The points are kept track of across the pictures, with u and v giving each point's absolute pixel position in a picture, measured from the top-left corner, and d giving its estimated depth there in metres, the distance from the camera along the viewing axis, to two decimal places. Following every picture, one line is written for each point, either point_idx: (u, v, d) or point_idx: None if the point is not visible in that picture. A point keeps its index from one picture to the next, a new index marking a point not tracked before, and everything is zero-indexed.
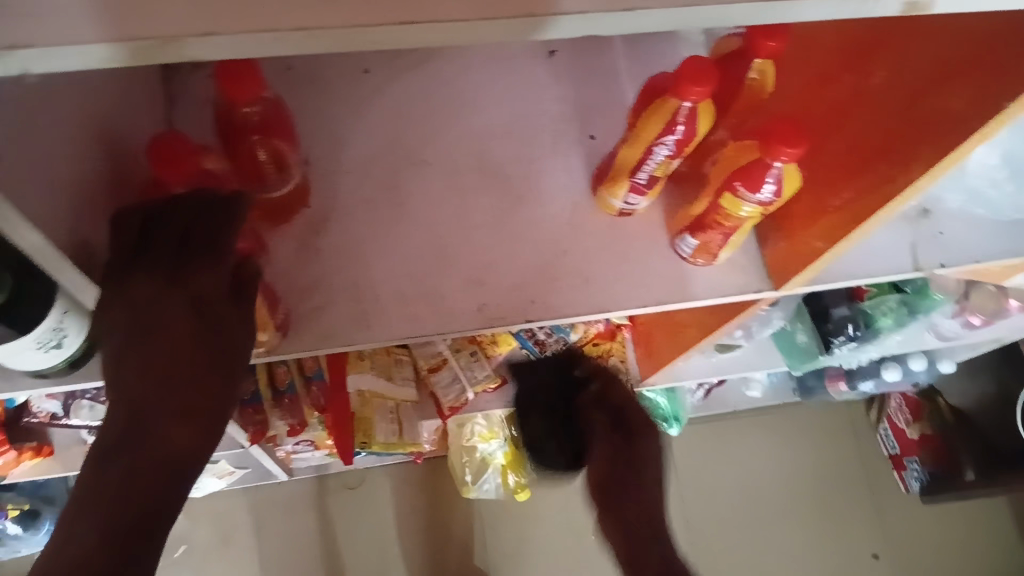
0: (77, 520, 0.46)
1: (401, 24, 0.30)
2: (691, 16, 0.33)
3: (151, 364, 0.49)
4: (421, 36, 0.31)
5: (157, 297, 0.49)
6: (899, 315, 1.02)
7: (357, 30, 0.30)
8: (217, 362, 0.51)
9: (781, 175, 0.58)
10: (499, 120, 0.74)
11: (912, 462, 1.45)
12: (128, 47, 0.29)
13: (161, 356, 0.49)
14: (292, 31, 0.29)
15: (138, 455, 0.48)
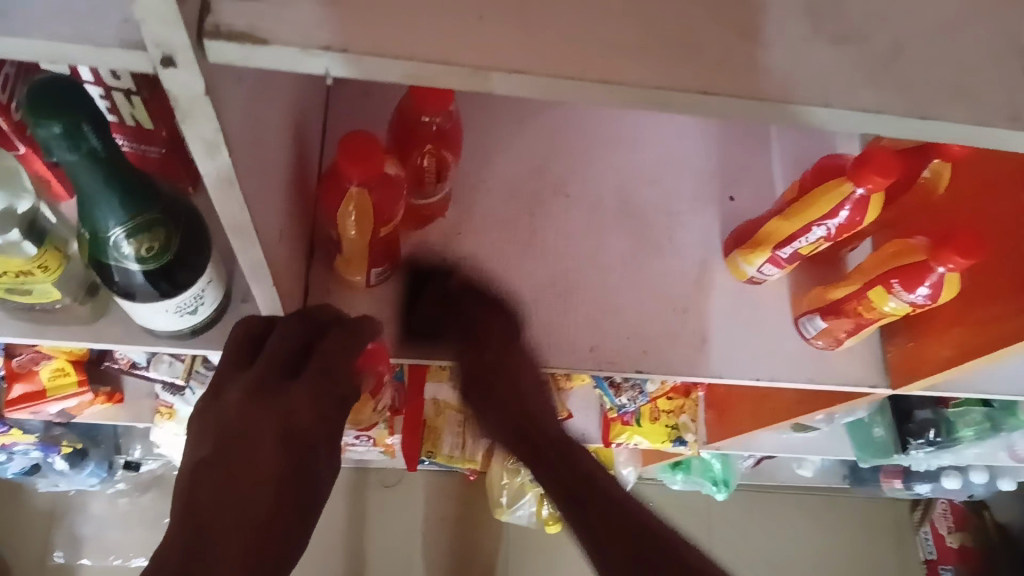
0: None
1: (698, 92, 0.30)
2: (978, 134, 0.32)
3: (224, 489, 0.48)
4: (707, 108, 0.31)
5: (249, 410, 0.51)
6: (981, 428, 0.97)
7: (651, 91, 0.30)
8: (291, 493, 0.51)
9: (941, 281, 0.57)
10: (643, 167, 0.74)
11: (946, 571, 1.42)
12: (432, 69, 0.29)
13: (241, 467, 0.49)
14: (592, 82, 0.29)
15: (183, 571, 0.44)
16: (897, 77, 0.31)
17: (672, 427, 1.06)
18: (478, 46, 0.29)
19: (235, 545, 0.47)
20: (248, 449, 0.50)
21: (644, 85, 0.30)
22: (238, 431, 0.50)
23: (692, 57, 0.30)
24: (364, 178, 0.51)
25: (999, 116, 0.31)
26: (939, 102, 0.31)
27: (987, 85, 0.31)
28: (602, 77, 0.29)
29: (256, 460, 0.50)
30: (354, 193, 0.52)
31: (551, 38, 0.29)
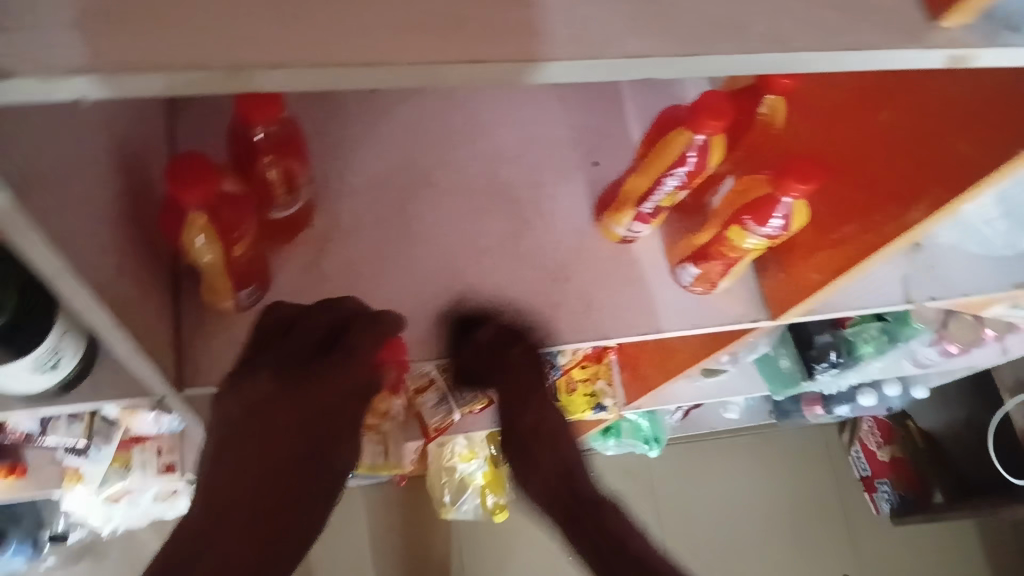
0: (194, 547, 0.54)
1: (467, 62, 0.32)
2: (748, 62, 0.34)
3: (236, 473, 0.56)
4: (475, 73, 0.33)
5: (267, 403, 0.57)
6: (880, 342, 1.04)
7: (420, 66, 0.32)
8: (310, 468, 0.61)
9: (791, 211, 0.59)
10: (504, 144, 0.73)
11: (882, 484, 1.48)
12: (195, 76, 0.31)
13: (267, 452, 0.58)
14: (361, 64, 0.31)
15: (230, 535, 0.55)
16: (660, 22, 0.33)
17: (591, 395, 1.07)
18: (245, 36, 0.31)
19: (243, 523, 0.56)
20: (262, 441, 0.57)
21: (407, 63, 0.32)
22: (251, 424, 0.57)
23: (451, 31, 0.32)
24: (200, 203, 0.49)
25: (764, 41, 0.34)
26: (703, 36, 0.33)
27: (747, 16, 0.34)
28: (369, 59, 0.31)
29: (267, 450, 0.58)
30: (196, 217, 0.50)
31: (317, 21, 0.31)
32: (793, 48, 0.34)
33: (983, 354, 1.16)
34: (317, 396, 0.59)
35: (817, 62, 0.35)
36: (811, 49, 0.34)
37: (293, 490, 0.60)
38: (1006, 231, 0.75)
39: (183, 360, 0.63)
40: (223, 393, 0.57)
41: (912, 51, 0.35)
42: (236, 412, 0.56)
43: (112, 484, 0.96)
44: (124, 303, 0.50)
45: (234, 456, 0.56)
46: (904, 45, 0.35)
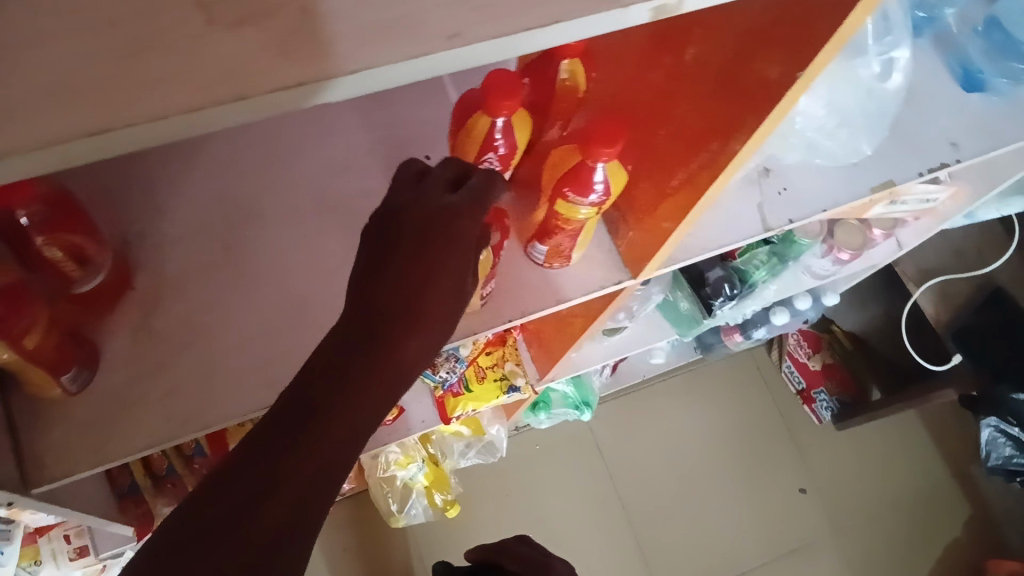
0: (304, 403, 0.40)
1: (92, 133, 0.27)
2: (434, 65, 0.30)
3: (406, 301, 0.44)
4: (125, 141, 0.29)
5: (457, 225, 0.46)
6: (772, 265, 1.03)
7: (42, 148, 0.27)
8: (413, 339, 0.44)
9: (608, 176, 0.58)
10: (326, 158, 0.70)
11: (820, 394, 1.50)
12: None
13: (402, 291, 0.44)
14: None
15: (363, 378, 0.42)
16: (304, 44, 0.29)
17: (502, 378, 1.06)
18: None
19: (393, 365, 0.43)
20: (421, 269, 0.44)
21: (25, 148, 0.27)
22: (419, 246, 0.45)
23: (74, 98, 0.27)
24: None
25: (439, 40, 0.29)
26: (368, 48, 0.29)
27: (419, 10, 0.30)
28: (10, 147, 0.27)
29: (427, 288, 0.44)
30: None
31: None
32: (464, 41, 0.30)
33: (877, 252, 1.17)
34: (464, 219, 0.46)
35: (508, 51, 0.32)
36: (483, 38, 0.30)
37: (408, 366, 0.44)
38: (845, 136, 0.74)
39: (25, 458, 0.59)
40: (372, 235, 0.46)
41: (611, 14, 0.32)
42: (416, 227, 0.45)
43: None
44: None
45: (401, 278, 0.44)
46: (599, 10, 0.31)
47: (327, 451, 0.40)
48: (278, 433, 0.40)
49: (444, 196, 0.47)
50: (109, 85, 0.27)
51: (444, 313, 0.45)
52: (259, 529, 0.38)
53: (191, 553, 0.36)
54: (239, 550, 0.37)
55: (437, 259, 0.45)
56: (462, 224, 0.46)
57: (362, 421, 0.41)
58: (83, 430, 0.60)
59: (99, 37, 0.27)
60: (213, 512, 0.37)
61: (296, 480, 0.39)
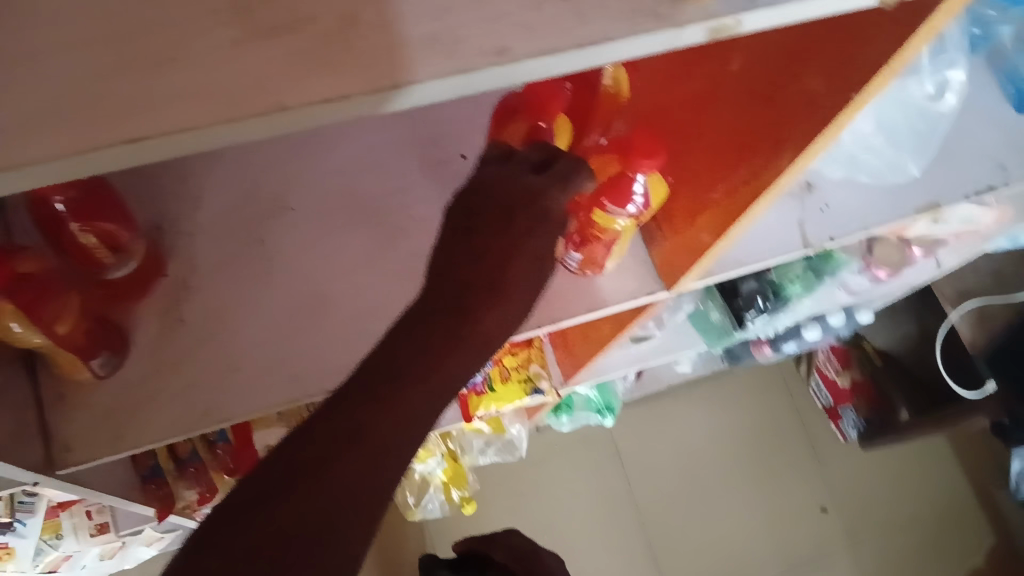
0: (390, 364, 0.40)
1: (126, 142, 0.27)
2: (478, 81, 0.29)
3: (491, 272, 0.44)
4: (156, 152, 0.28)
5: (543, 201, 0.46)
6: (807, 281, 1.01)
7: (77, 156, 0.27)
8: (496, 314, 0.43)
9: (648, 187, 0.56)
10: (358, 155, 0.70)
11: (847, 411, 1.47)
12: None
13: (485, 266, 0.44)
14: (19, 165, 0.27)
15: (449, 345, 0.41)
16: (344, 58, 0.28)
17: (527, 380, 1.05)
18: None
19: (478, 335, 0.42)
20: (505, 241, 0.45)
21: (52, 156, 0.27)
22: (504, 218, 0.45)
23: (108, 105, 0.27)
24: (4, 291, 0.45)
25: (484, 56, 0.29)
26: (408, 64, 0.28)
27: (463, 25, 0.29)
28: (44, 152, 0.27)
29: (510, 262, 0.45)
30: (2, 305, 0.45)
31: None
32: (514, 57, 0.29)
33: (917, 271, 1.14)
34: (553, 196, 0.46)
35: (555, 68, 0.31)
36: (531, 54, 0.29)
37: (492, 340, 0.43)
38: (891, 155, 0.73)
39: (49, 440, 0.60)
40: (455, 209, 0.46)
41: (665, 33, 0.31)
42: (499, 202, 0.46)
43: (46, 553, 0.94)
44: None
45: (484, 250, 0.44)
46: (650, 29, 0.30)
47: (406, 418, 0.39)
48: (358, 394, 0.39)
49: (527, 175, 0.47)
50: (147, 94, 0.27)
51: (522, 292, 0.45)
52: (338, 487, 0.36)
53: (270, 508, 0.35)
54: (319, 507, 0.36)
55: (521, 235, 0.45)
56: (546, 202, 0.46)
57: (444, 390, 0.40)
58: (104, 415, 0.61)
59: (137, 43, 0.28)
60: (294, 467, 0.37)
61: (374, 443, 0.38)
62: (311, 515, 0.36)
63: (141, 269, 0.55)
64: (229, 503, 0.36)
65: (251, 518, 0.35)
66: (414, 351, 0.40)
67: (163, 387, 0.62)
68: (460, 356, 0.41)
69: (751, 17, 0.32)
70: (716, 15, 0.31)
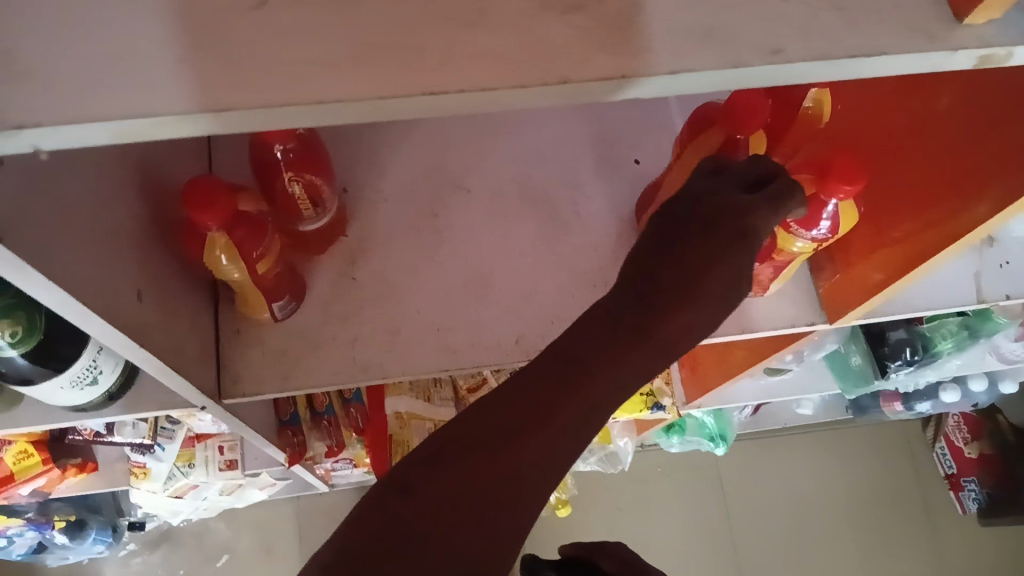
0: (575, 360, 0.43)
1: (424, 93, 0.28)
2: (747, 77, 0.30)
3: (686, 278, 0.45)
4: (435, 108, 0.30)
5: (743, 224, 0.47)
6: (959, 339, 0.96)
7: (370, 101, 0.29)
8: (684, 319, 0.44)
9: (838, 211, 0.55)
10: (537, 148, 0.72)
11: (969, 483, 1.39)
12: (145, 124, 0.29)
13: (683, 274, 0.45)
14: (312, 103, 0.29)
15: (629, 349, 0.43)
16: (629, 40, 0.29)
17: (648, 394, 1.04)
18: (211, 87, 0.29)
19: (656, 344, 0.44)
20: (704, 252, 0.45)
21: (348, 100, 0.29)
22: (705, 233, 0.46)
23: (407, 57, 0.29)
24: (220, 222, 0.49)
25: (760, 53, 0.29)
26: (682, 53, 0.29)
27: (740, 21, 0.30)
28: (349, 93, 0.28)
29: (710, 271, 0.45)
30: (216, 236, 0.50)
31: (262, 56, 0.29)
32: (786, 59, 0.29)
33: None
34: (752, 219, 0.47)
35: (819, 74, 0.31)
36: (804, 58, 0.29)
37: (670, 349, 0.45)
38: None
39: (222, 369, 0.64)
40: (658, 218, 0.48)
41: (936, 54, 0.30)
42: (703, 217, 0.47)
43: (177, 479, 0.99)
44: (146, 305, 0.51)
45: (684, 255, 0.45)
46: (925, 49, 0.30)
47: (579, 412, 0.42)
48: (541, 385, 0.43)
49: (737, 195, 0.48)
50: (440, 52, 0.29)
51: (720, 301, 0.45)
52: (515, 458, 0.41)
53: (451, 466, 0.41)
54: (496, 473, 0.41)
55: (721, 250, 0.46)
56: (748, 224, 0.47)
57: (617, 390, 0.43)
58: (274, 355, 0.65)
59: (439, 6, 0.29)
60: (478, 433, 0.42)
61: (547, 430, 0.42)
62: (489, 478, 0.41)
63: (331, 225, 0.58)
64: (421, 451, 0.42)
65: (437, 469, 0.41)
66: (597, 349, 0.43)
67: (329, 337, 0.65)
68: (636, 360, 0.43)
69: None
70: (992, 44, 0.31)
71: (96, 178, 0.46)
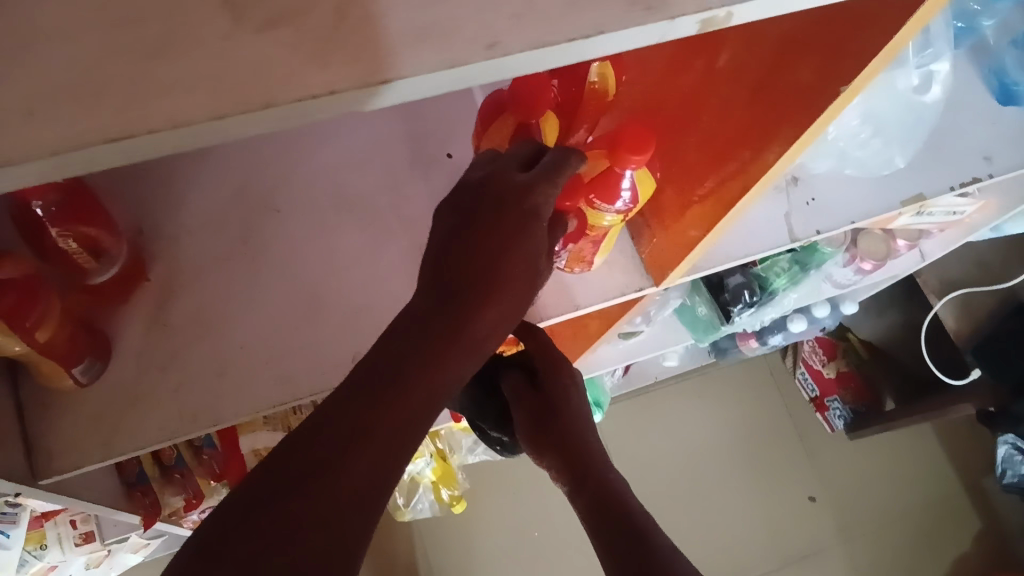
0: (386, 367, 0.43)
1: (105, 142, 0.27)
2: (469, 73, 0.29)
3: (481, 269, 0.47)
4: (136, 149, 0.28)
5: (529, 200, 0.48)
6: (792, 274, 1.02)
7: (67, 155, 0.27)
8: (486, 318, 0.46)
9: (636, 181, 0.56)
10: (346, 155, 0.69)
11: (833, 402, 1.48)
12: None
13: (477, 268, 0.47)
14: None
15: (436, 353, 0.44)
16: (335, 51, 0.28)
17: None
18: None
19: (464, 348, 0.45)
20: (496, 235, 0.47)
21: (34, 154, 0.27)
22: (500, 214, 0.48)
23: (92, 102, 0.27)
24: None
25: (476, 49, 0.29)
26: (394, 58, 0.28)
27: (454, 18, 0.29)
28: (35, 149, 0.26)
29: (505, 254, 0.47)
30: None
31: None
32: (503, 52, 0.29)
33: (902, 262, 1.15)
34: (541, 195, 0.48)
35: (545, 60, 0.30)
36: (523, 48, 0.29)
37: (476, 349, 0.46)
38: (877, 147, 0.74)
39: (34, 450, 0.59)
40: (447, 216, 0.49)
41: (657, 24, 0.30)
42: (489, 199, 0.48)
43: (31, 565, 0.91)
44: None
45: (476, 243, 0.47)
46: (643, 22, 0.30)
47: (397, 424, 0.41)
48: (358, 400, 0.41)
49: (516, 174, 0.49)
50: (136, 92, 0.27)
51: (514, 287, 0.48)
52: (353, 472, 0.39)
53: (271, 508, 0.37)
54: (324, 503, 0.38)
55: (512, 235, 0.47)
56: (534, 202, 0.48)
57: (432, 397, 0.43)
58: (92, 421, 0.60)
59: (127, 41, 0.27)
60: (312, 454, 0.39)
61: (369, 448, 0.40)
62: (317, 510, 0.37)
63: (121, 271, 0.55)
64: (238, 498, 0.38)
65: (271, 505, 0.37)
66: (407, 356, 0.43)
67: (150, 392, 0.61)
68: (449, 366, 0.44)
69: (741, 10, 0.32)
70: (708, 6, 0.31)
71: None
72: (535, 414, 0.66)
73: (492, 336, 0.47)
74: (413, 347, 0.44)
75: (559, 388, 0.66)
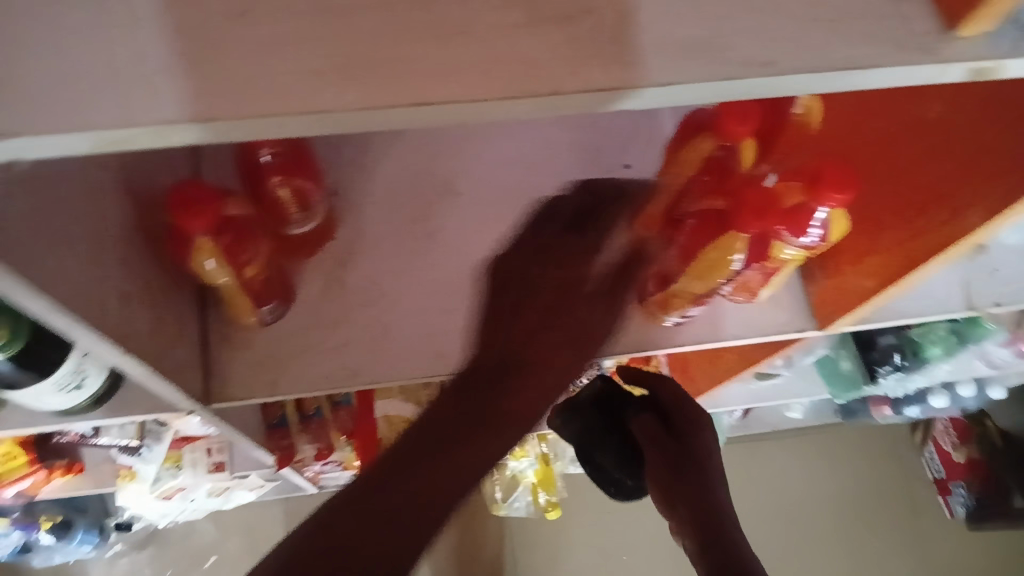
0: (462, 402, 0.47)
1: (410, 105, 0.29)
2: (740, 88, 0.30)
3: (555, 296, 0.51)
4: (415, 118, 0.30)
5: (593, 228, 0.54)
6: (949, 343, 0.96)
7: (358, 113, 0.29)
8: (557, 344, 0.50)
9: (827, 220, 0.54)
10: (530, 152, 0.71)
11: (958, 487, 1.40)
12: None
13: (551, 291, 0.51)
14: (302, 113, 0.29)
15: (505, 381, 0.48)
16: (618, 51, 0.29)
17: None
18: (204, 99, 0.29)
19: (538, 378, 0.49)
20: (563, 264, 0.52)
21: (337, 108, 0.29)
22: (562, 245, 0.53)
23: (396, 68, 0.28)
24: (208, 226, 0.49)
25: (751, 67, 0.29)
26: (671, 65, 0.29)
27: (735, 33, 0.29)
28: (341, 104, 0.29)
29: (571, 283, 0.52)
30: (202, 242, 0.50)
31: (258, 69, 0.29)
32: (778, 71, 0.29)
33: None
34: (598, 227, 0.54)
35: (814, 85, 0.30)
36: (798, 70, 0.29)
37: (543, 372, 0.49)
38: None
39: (210, 376, 0.64)
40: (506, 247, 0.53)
41: (929, 67, 0.31)
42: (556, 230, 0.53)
43: (165, 482, 0.98)
44: (131, 312, 0.50)
45: (548, 270, 0.52)
46: (917, 63, 0.30)
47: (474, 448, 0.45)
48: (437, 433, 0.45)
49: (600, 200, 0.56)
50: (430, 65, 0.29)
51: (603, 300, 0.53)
52: (430, 496, 0.42)
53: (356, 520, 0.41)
54: (407, 519, 0.41)
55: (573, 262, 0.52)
56: (599, 232, 0.54)
57: (507, 425, 0.46)
58: (263, 359, 0.65)
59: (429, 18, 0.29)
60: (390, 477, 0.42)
61: (446, 475, 0.43)
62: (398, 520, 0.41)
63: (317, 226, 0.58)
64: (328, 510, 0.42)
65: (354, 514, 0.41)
66: (478, 391, 0.47)
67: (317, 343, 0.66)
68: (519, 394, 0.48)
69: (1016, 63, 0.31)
70: (982, 56, 0.30)
71: (83, 182, 0.45)
72: (673, 465, 0.58)
73: (565, 362, 0.50)
74: (480, 376, 0.48)
75: (696, 442, 0.59)
